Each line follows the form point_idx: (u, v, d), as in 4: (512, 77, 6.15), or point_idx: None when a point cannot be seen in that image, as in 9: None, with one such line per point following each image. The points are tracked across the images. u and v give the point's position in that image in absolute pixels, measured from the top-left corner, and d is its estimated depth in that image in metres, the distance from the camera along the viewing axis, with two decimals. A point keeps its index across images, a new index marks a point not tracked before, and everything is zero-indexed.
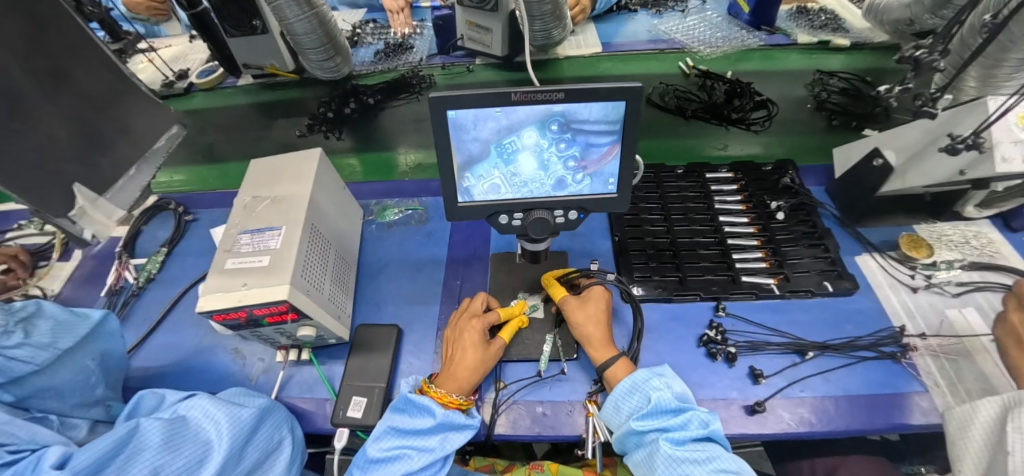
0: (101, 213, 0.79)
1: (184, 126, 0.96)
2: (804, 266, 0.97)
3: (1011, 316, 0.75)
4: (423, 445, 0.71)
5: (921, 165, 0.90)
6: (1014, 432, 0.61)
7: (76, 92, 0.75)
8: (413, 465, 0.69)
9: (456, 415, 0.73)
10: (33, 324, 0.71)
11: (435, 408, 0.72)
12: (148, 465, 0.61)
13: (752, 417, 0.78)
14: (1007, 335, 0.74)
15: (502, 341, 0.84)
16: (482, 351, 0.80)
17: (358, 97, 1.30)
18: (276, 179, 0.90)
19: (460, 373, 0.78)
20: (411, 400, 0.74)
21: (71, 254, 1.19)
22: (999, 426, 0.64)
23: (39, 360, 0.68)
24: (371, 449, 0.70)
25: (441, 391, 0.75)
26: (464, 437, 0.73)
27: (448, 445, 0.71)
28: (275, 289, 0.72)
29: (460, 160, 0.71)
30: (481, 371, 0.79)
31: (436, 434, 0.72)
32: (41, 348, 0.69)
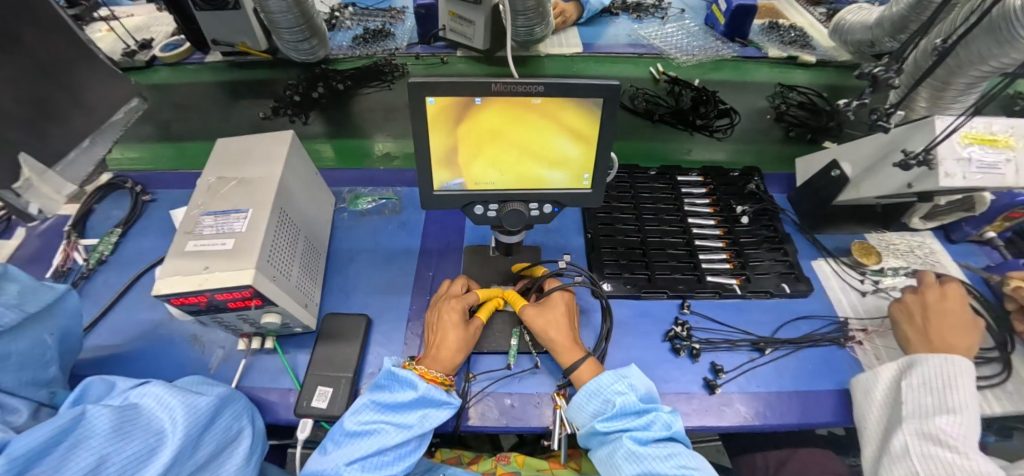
0: (49, 187, 0.74)
1: (146, 100, 0.91)
2: (765, 268, 1.01)
3: (909, 294, 0.85)
4: (401, 421, 0.70)
5: (874, 178, 0.96)
6: (910, 388, 0.72)
7: (25, 55, 0.70)
8: (389, 440, 0.68)
9: (437, 391, 0.73)
10: (3, 283, 0.71)
11: (417, 382, 0.72)
12: (95, 453, 0.57)
13: (712, 411, 0.81)
14: (901, 307, 0.84)
15: (480, 320, 0.84)
16: (463, 331, 0.81)
17: (326, 82, 1.28)
18: (243, 160, 0.87)
19: (443, 354, 0.78)
20: (394, 375, 0.74)
21: (12, 232, 1.10)
22: (894, 382, 0.76)
23: (9, 319, 0.68)
24: (348, 421, 0.70)
25: (423, 367, 0.76)
26: (443, 414, 0.72)
27: (427, 423, 0.71)
28: (240, 272, 0.70)
29: (438, 147, 0.70)
30: (463, 352, 0.80)
31: (415, 411, 0.72)
32: (9, 308, 0.68)
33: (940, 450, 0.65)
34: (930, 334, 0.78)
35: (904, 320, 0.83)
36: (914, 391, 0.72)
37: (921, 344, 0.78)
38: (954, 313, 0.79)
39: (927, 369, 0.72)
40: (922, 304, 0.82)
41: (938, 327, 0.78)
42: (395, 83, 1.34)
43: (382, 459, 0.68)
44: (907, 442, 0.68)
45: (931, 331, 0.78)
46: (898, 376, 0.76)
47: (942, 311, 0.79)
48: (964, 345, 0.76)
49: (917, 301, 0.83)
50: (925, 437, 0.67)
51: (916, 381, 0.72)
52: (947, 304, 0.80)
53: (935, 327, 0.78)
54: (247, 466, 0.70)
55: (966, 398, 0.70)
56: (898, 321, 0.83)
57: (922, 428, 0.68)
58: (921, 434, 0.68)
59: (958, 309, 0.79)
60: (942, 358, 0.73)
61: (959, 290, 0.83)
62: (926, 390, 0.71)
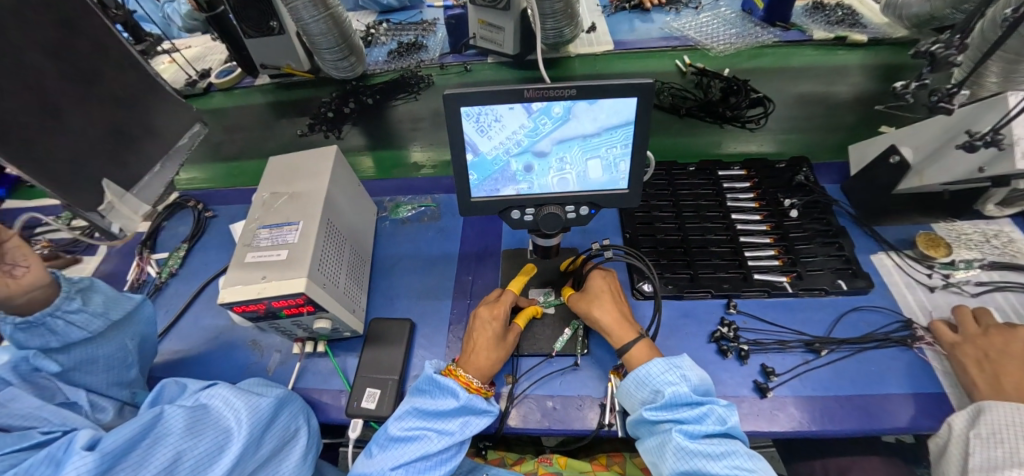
0: (127, 208, 0.82)
1: (206, 125, 0.99)
2: (818, 264, 0.96)
3: (977, 335, 0.77)
4: (443, 427, 0.72)
5: (940, 162, 0.89)
6: (976, 439, 0.66)
7: (105, 92, 0.78)
8: (432, 447, 0.70)
9: (479, 400, 0.74)
10: (89, 295, 0.78)
11: (458, 390, 0.73)
12: (172, 449, 0.62)
13: (763, 415, 0.78)
14: (967, 351, 0.76)
15: (519, 327, 0.85)
16: (500, 345, 0.81)
17: (357, 97, 1.34)
18: (292, 176, 0.92)
19: (480, 359, 0.80)
20: (435, 381, 0.75)
21: (96, 249, 1.23)
22: (964, 434, 0.68)
23: (93, 327, 0.76)
24: (393, 427, 0.73)
25: (462, 374, 0.77)
26: (484, 422, 0.74)
27: (468, 430, 0.73)
28: (293, 281, 0.74)
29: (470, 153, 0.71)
30: (501, 357, 0.81)
31: (456, 418, 0.74)
32: (97, 316, 0.76)
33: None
34: (1003, 381, 0.70)
35: (970, 364, 0.74)
36: (980, 442, 0.65)
37: (987, 388, 0.71)
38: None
39: (995, 416, 0.65)
40: (991, 349, 0.74)
41: (1011, 375, 0.70)
42: (421, 92, 1.36)
43: (426, 463, 0.70)
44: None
45: (1003, 378, 0.70)
46: (967, 428, 0.68)
47: (1010, 356, 0.72)
48: None
49: (985, 345, 0.75)
50: None
51: (983, 430, 0.66)
52: (1016, 348, 0.72)
53: (1001, 368, 0.71)
54: (303, 463, 0.75)
55: None
56: (964, 365, 0.75)
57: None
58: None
59: None
60: (1013, 406, 0.65)
61: None
62: (995, 443, 0.64)
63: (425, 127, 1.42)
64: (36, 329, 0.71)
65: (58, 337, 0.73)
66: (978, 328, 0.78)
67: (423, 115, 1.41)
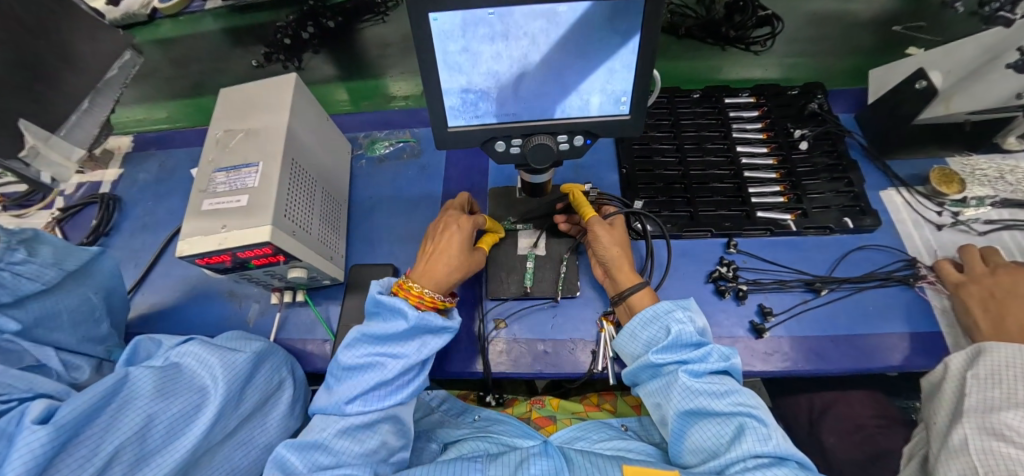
0: (58, 153, 0.73)
1: (139, 53, 0.88)
2: (824, 201, 0.90)
3: (983, 276, 0.74)
4: (397, 353, 0.68)
5: (973, 88, 0.83)
6: (972, 380, 0.64)
7: (4, 10, 0.65)
8: (386, 375, 0.67)
9: (433, 316, 0.69)
10: (36, 245, 0.71)
11: (406, 311, 0.68)
12: (143, 413, 0.59)
13: (758, 355, 0.76)
14: (972, 292, 0.73)
15: (482, 253, 0.81)
16: (462, 255, 0.76)
17: (316, 20, 1.15)
18: (249, 109, 0.81)
19: (439, 272, 0.74)
20: (382, 304, 0.70)
21: (53, 201, 1.13)
22: (961, 375, 0.67)
23: (46, 279, 0.69)
24: (343, 357, 0.69)
25: (416, 287, 0.72)
26: (441, 340, 0.70)
27: (424, 350, 0.69)
28: (257, 230, 0.67)
29: (445, 72, 0.61)
30: (458, 275, 0.76)
31: (411, 340, 0.69)
32: (48, 266, 0.70)
33: (1005, 446, 0.58)
34: (1006, 322, 0.68)
35: (975, 305, 0.72)
36: (977, 382, 0.64)
37: (990, 330, 0.69)
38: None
39: (995, 358, 0.64)
40: (997, 288, 0.71)
41: (1016, 315, 0.67)
42: (390, 13, 1.20)
43: (384, 388, 0.68)
44: (965, 437, 0.61)
45: (1007, 319, 0.68)
46: (964, 368, 0.67)
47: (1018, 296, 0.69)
48: None
49: (993, 284, 0.72)
50: (985, 431, 0.60)
51: (981, 372, 0.64)
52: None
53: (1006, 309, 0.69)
54: (290, 416, 0.73)
55: None
56: (968, 306, 0.73)
57: (983, 423, 0.61)
58: (980, 428, 0.61)
59: None
60: (1016, 349, 0.64)
61: None
62: (992, 383, 0.63)
63: (395, 54, 1.28)
64: None
65: (7, 290, 0.65)
66: (985, 267, 0.75)
67: (393, 40, 1.26)
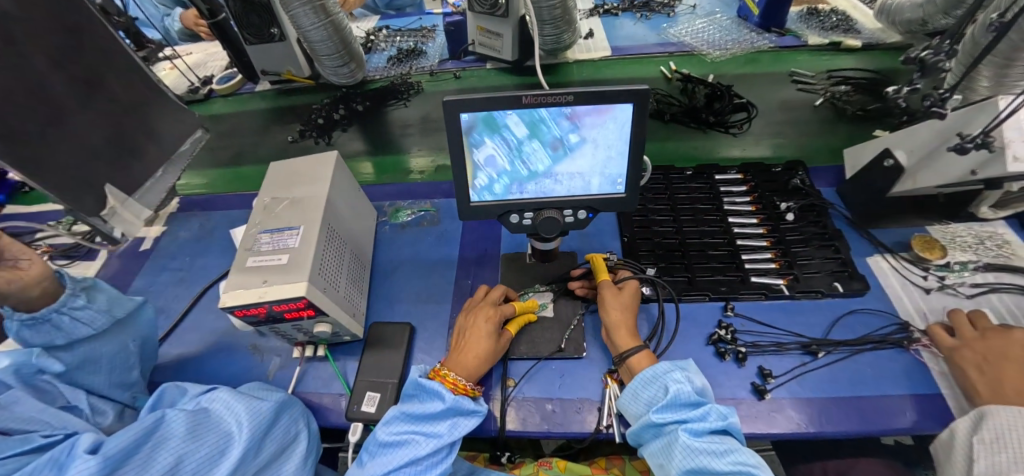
0: (129, 213, 0.84)
1: (208, 131, 1.02)
2: (814, 267, 0.97)
3: (974, 339, 0.78)
4: (431, 431, 0.73)
5: (932, 166, 0.90)
6: (979, 444, 0.66)
7: (107, 97, 0.80)
8: (420, 451, 0.70)
9: (466, 401, 0.74)
10: (93, 294, 0.79)
11: (443, 392, 0.73)
12: (173, 454, 0.62)
13: (761, 417, 0.78)
14: (967, 355, 0.76)
15: (511, 333, 0.86)
16: (493, 342, 0.82)
17: (347, 104, 1.36)
18: (294, 181, 0.93)
19: (469, 360, 0.80)
20: (421, 385, 0.76)
21: (97, 253, 1.23)
22: (968, 439, 0.68)
23: (97, 324, 0.77)
24: (381, 432, 0.73)
25: (451, 375, 0.77)
26: (472, 423, 0.74)
27: (456, 431, 0.73)
28: (293, 285, 0.75)
29: (483, 175, 0.75)
30: (488, 362, 0.81)
31: (445, 420, 0.74)
32: (100, 313, 0.78)
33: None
34: (1004, 387, 0.70)
35: (971, 368, 0.75)
36: (984, 447, 0.65)
37: (989, 394, 0.71)
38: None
39: (997, 421, 0.66)
40: (989, 352, 0.74)
41: (1012, 380, 0.70)
42: (411, 99, 1.37)
43: (415, 468, 0.70)
44: None
45: (1005, 382, 0.70)
46: (970, 433, 0.68)
47: (1010, 359, 0.72)
48: None
49: (984, 349, 0.75)
50: None
51: (986, 436, 0.66)
52: (1013, 350, 0.73)
53: (1001, 370, 0.72)
54: (303, 468, 0.75)
55: None
56: (964, 369, 0.75)
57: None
58: None
59: None
60: (1015, 412, 0.66)
61: None
62: (999, 447, 0.64)
63: (412, 133, 1.39)
64: (41, 326, 0.72)
65: (62, 334, 0.74)
66: (974, 332, 0.79)
67: (412, 122, 1.42)
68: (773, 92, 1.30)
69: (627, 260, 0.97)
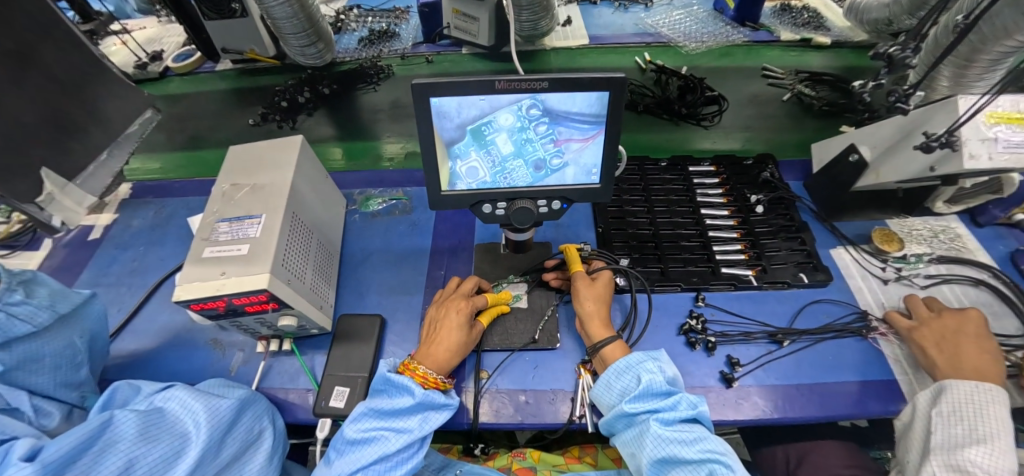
0: (70, 200, 0.78)
1: (159, 111, 0.95)
2: (781, 258, 0.99)
3: (931, 319, 0.82)
4: (401, 426, 0.71)
5: (893, 160, 0.93)
6: (938, 417, 0.69)
7: (43, 72, 0.73)
8: (389, 448, 0.68)
9: (436, 395, 0.73)
10: (33, 287, 0.73)
11: (412, 388, 0.72)
12: (123, 458, 0.59)
13: (729, 404, 0.80)
14: (926, 334, 0.80)
15: (483, 325, 0.85)
16: (464, 334, 0.80)
17: (313, 86, 1.30)
18: (255, 166, 0.88)
19: (440, 353, 0.78)
20: (390, 380, 0.74)
21: (39, 243, 1.15)
22: (927, 412, 0.72)
23: (39, 321, 0.71)
24: (349, 430, 0.71)
25: (420, 368, 0.75)
26: (442, 416, 0.73)
27: (427, 425, 0.72)
28: (254, 278, 0.71)
29: (464, 184, 0.76)
30: (459, 355, 0.80)
31: (416, 415, 0.73)
32: (42, 308, 0.72)
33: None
34: (962, 363, 0.74)
35: (930, 346, 0.78)
36: (943, 419, 0.68)
37: (947, 367, 0.74)
38: (981, 342, 0.76)
39: (955, 395, 0.69)
40: (946, 331, 0.79)
41: (969, 357, 0.74)
42: (380, 84, 1.33)
43: (386, 464, 0.68)
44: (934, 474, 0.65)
45: (963, 358, 0.74)
46: (930, 406, 0.72)
47: (966, 337, 0.77)
48: (995, 369, 0.73)
49: (941, 329, 0.79)
50: (953, 467, 0.64)
51: (945, 409, 0.69)
52: (966, 329, 0.78)
53: (958, 347, 0.76)
54: (269, 465, 0.73)
55: (998, 426, 0.66)
56: (924, 347, 0.79)
57: (950, 460, 0.65)
58: (947, 465, 0.65)
59: (983, 333, 0.78)
60: (973, 386, 0.69)
61: (980, 317, 0.80)
62: (955, 420, 0.68)
63: (382, 119, 1.35)
64: None
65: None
66: (930, 313, 0.83)
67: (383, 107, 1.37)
68: (744, 86, 1.32)
69: (600, 251, 0.96)
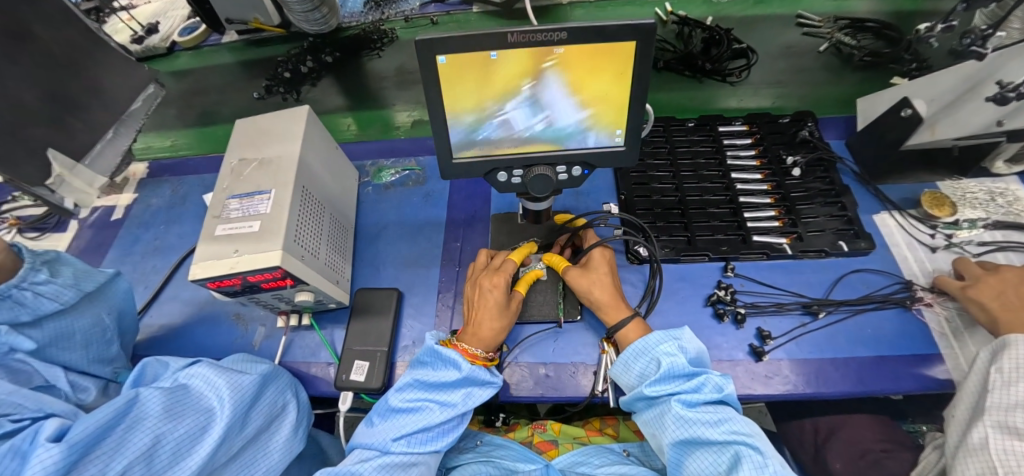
0: (81, 181, 0.79)
1: (163, 85, 0.93)
2: (818, 225, 0.93)
3: (987, 274, 0.76)
4: (445, 400, 0.70)
5: (955, 115, 0.86)
6: (997, 375, 0.64)
7: (38, 48, 0.71)
8: (433, 419, 0.69)
9: (481, 372, 0.71)
10: (58, 267, 0.73)
11: (460, 362, 0.70)
12: (150, 434, 0.60)
13: (758, 379, 0.77)
14: (984, 290, 0.74)
15: (520, 294, 0.81)
16: (502, 313, 0.78)
17: (316, 55, 1.25)
18: (263, 139, 0.85)
19: (483, 330, 0.77)
20: (437, 353, 0.72)
21: (66, 225, 1.17)
22: (984, 369, 0.67)
23: (64, 299, 0.72)
24: (394, 398, 0.71)
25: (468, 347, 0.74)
26: (487, 393, 0.72)
27: (470, 401, 0.71)
28: (267, 255, 0.70)
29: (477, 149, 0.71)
30: (504, 331, 0.78)
31: (459, 390, 0.72)
32: (66, 287, 0.72)
33: (1023, 444, 0.58)
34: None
35: (990, 300, 0.72)
36: (1002, 377, 0.63)
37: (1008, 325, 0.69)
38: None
39: (1017, 351, 0.64)
40: (1009, 286, 0.72)
41: None
42: (385, 49, 1.28)
43: (427, 434, 0.69)
44: (986, 436, 0.61)
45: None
46: (988, 363, 0.67)
47: None
48: None
49: (999, 284, 0.73)
50: (1006, 429, 0.60)
51: (1006, 366, 0.63)
52: None
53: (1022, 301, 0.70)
54: (294, 437, 0.74)
55: None
56: (983, 300, 0.73)
57: (1003, 420, 0.60)
58: (1000, 425, 0.60)
59: None
60: None
61: None
62: (1016, 377, 0.62)
63: (388, 86, 1.32)
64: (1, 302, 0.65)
65: (28, 310, 0.67)
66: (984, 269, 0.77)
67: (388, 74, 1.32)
68: (779, 35, 1.21)
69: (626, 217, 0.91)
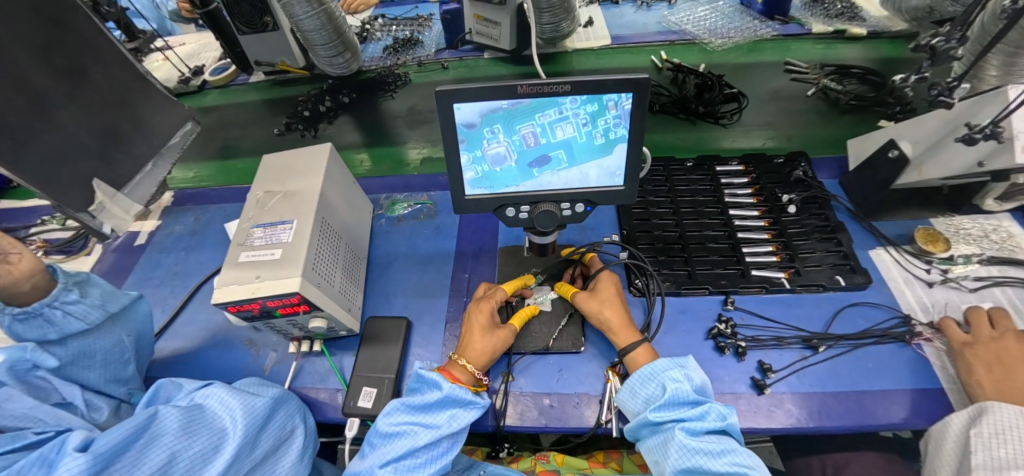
0: (119, 208, 0.84)
1: (198, 122, 1.01)
2: (815, 260, 0.95)
3: (985, 336, 0.77)
4: (429, 422, 0.72)
5: (938, 156, 0.89)
6: (977, 437, 0.65)
7: (93, 88, 0.79)
8: (417, 441, 0.70)
9: (462, 391, 0.73)
10: (87, 288, 0.77)
11: (441, 382, 0.73)
12: (166, 451, 0.62)
13: (760, 412, 0.77)
14: (979, 352, 0.75)
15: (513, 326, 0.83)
16: (490, 336, 0.81)
17: (333, 95, 1.35)
18: (287, 174, 0.91)
19: (473, 351, 0.79)
20: (422, 376, 0.76)
21: (91, 248, 1.22)
22: (963, 432, 0.68)
23: (91, 319, 0.75)
24: (382, 423, 0.72)
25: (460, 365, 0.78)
26: (470, 414, 0.74)
27: (455, 423, 0.72)
28: (287, 281, 0.74)
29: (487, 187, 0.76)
30: (494, 354, 0.80)
31: (444, 411, 0.74)
32: (93, 308, 0.75)
33: None
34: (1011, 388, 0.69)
35: (979, 365, 0.73)
36: (982, 440, 0.64)
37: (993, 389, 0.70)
38: None
39: (998, 417, 0.65)
40: (999, 351, 0.73)
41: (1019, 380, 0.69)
42: (398, 91, 1.38)
43: (415, 460, 0.70)
44: None
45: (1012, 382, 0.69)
46: (967, 426, 0.68)
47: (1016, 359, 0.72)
48: None
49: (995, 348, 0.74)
50: None
51: (986, 430, 0.65)
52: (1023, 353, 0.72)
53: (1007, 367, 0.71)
54: (300, 462, 0.75)
55: None
56: (971, 362, 0.74)
57: None
58: None
59: None
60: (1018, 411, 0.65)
61: None
62: (996, 443, 0.63)
63: (401, 125, 1.37)
64: (34, 320, 0.70)
65: (55, 329, 0.71)
66: (992, 330, 0.77)
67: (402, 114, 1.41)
68: (770, 79, 1.28)
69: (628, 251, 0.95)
